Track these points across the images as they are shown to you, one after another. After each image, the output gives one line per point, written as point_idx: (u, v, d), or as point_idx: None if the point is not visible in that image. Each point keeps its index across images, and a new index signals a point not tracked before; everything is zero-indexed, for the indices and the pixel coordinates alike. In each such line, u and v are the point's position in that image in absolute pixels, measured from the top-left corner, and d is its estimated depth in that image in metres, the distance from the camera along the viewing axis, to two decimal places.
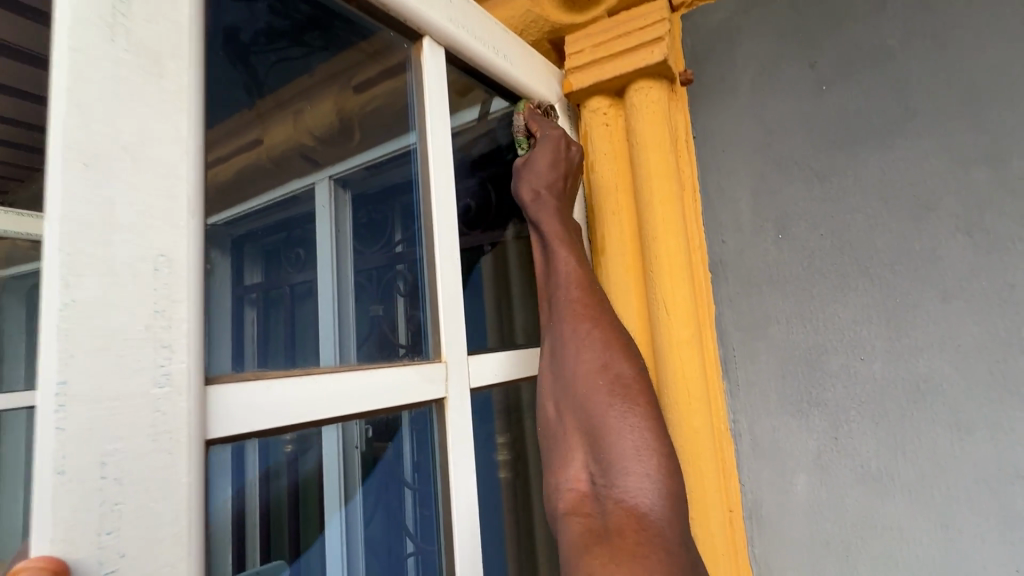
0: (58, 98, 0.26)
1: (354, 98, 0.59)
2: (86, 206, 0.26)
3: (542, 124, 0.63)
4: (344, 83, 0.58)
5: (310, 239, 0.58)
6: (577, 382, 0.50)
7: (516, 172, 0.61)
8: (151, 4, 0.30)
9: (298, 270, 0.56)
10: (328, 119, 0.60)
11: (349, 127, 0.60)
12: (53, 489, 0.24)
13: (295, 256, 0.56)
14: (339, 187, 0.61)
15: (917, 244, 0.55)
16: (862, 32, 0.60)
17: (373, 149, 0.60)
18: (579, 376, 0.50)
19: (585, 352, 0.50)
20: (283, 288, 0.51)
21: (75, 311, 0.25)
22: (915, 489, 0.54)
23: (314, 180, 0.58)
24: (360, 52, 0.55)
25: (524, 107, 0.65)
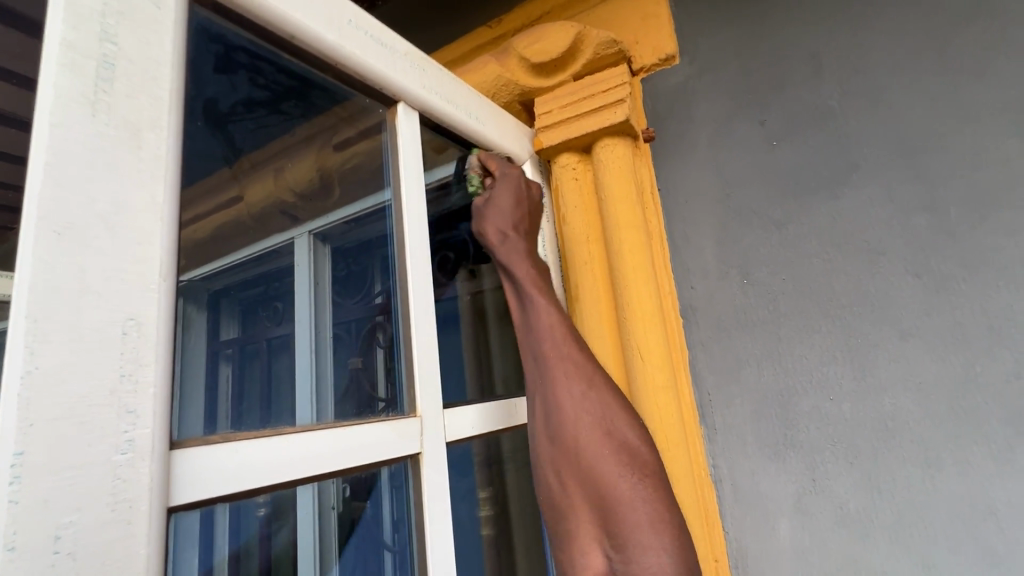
0: (35, 171, 0.27)
1: (334, 156, 0.61)
2: (58, 272, 0.27)
3: (500, 163, 0.67)
4: (324, 142, 0.60)
5: (286, 293, 0.66)
6: (511, 265, 0.60)
7: (476, 210, 0.64)
8: (134, 80, 0.32)
9: (276, 323, 0.65)
10: (309, 175, 0.63)
11: (327, 183, 0.63)
12: (2, 568, 0.23)
13: (274, 309, 0.65)
14: (318, 240, 0.65)
15: (871, 286, 0.58)
16: (804, 94, 0.65)
17: (350, 204, 0.61)
18: (516, 263, 0.60)
19: (542, 307, 0.57)
20: (260, 344, 0.62)
21: (37, 380, 0.25)
22: (895, 530, 0.54)
23: (291, 236, 0.66)
24: (335, 116, 0.57)
25: (479, 151, 0.67)
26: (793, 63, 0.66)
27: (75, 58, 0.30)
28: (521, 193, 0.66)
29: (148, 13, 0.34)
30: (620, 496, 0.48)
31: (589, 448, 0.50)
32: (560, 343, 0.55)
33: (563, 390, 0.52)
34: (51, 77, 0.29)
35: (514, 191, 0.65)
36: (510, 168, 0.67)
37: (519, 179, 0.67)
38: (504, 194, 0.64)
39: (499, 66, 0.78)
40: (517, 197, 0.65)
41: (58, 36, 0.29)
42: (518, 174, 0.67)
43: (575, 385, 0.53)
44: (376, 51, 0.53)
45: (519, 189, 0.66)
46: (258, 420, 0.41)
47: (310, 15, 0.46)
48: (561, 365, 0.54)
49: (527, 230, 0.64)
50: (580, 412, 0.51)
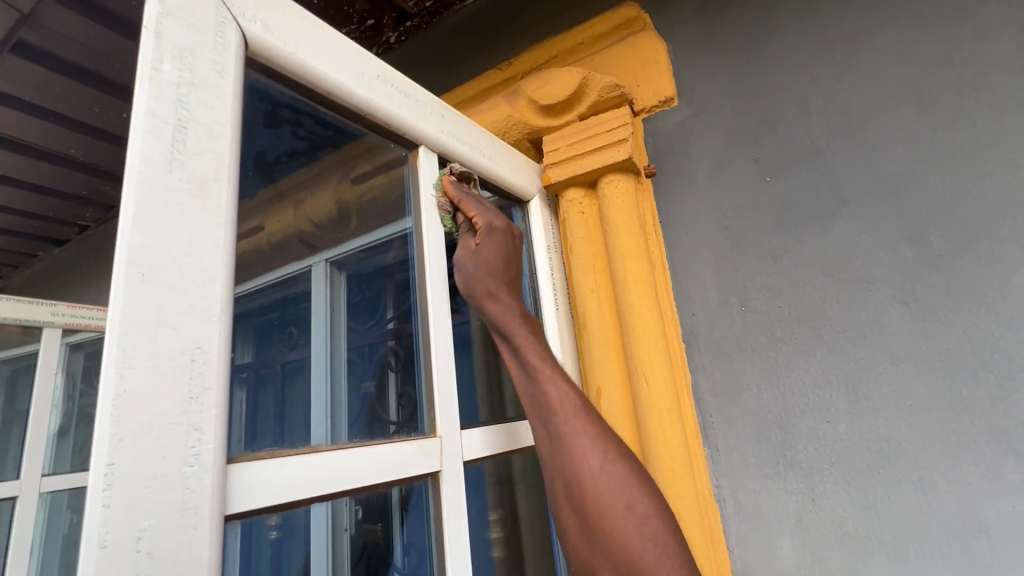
0: (126, 222, 0.32)
1: (354, 188, 0.63)
2: (142, 308, 0.31)
3: (476, 206, 0.62)
4: (344, 175, 0.61)
5: (303, 321, 0.57)
6: (506, 324, 0.57)
7: (456, 263, 0.61)
8: (202, 141, 0.37)
9: (291, 348, 0.53)
10: (328, 207, 0.62)
11: (347, 213, 0.64)
12: (95, 563, 0.26)
13: (289, 334, 0.53)
14: (334, 268, 0.64)
15: (862, 313, 0.62)
16: (794, 134, 0.70)
17: (374, 233, 0.65)
18: (511, 322, 0.57)
19: (551, 377, 0.52)
20: (273, 369, 0.50)
21: (126, 400, 0.29)
22: (893, 548, 0.56)
23: (310, 263, 0.62)
24: (358, 148, 0.60)
25: (443, 179, 0.62)
26: (783, 106, 0.72)
27: (157, 124, 0.35)
28: (509, 248, 0.61)
29: (213, 82, 0.39)
30: (649, 570, 0.44)
31: (612, 524, 0.46)
32: (569, 413, 0.51)
33: (583, 462, 0.48)
34: (139, 141, 0.34)
35: (501, 245, 0.60)
36: (492, 215, 0.61)
37: (508, 227, 0.62)
38: (489, 250, 0.59)
39: (509, 107, 0.84)
40: (505, 254, 0.60)
41: (144, 106, 0.34)
42: (507, 224, 0.62)
43: (595, 454, 0.48)
44: (400, 101, 0.58)
45: (508, 241, 0.61)
46: (275, 440, 0.43)
47: (344, 73, 0.52)
48: (575, 433, 0.50)
49: (512, 286, 0.59)
50: (599, 485, 0.47)
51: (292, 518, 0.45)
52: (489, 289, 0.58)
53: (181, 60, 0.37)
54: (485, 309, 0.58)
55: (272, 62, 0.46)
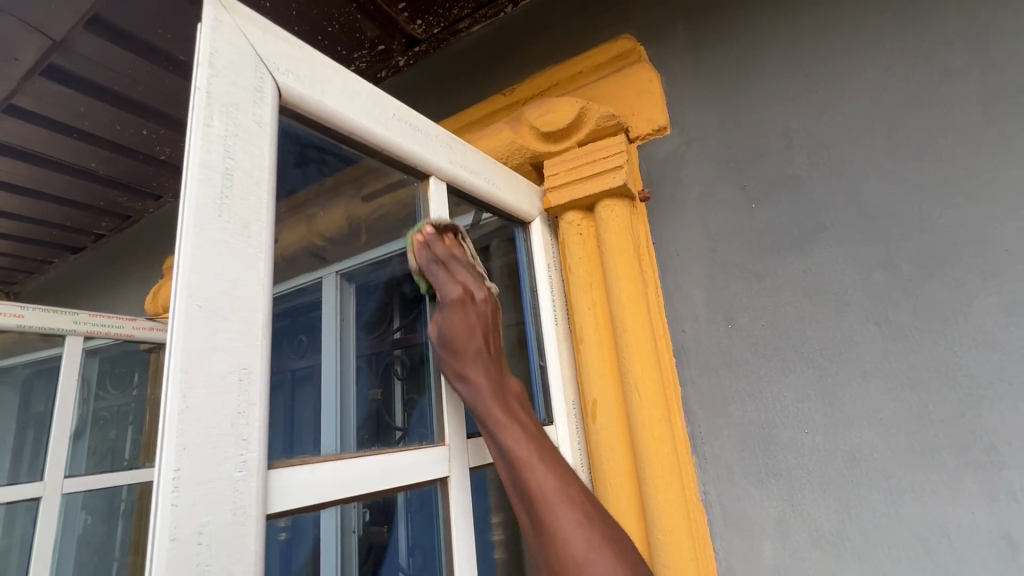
0: (186, 262, 0.37)
1: (363, 206, 0.66)
2: (200, 335, 0.37)
3: (454, 270, 0.62)
4: (356, 193, 0.64)
5: (313, 326, 0.56)
6: (450, 335, 0.59)
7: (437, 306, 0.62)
8: (244, 186, 0.43)
9: (301, 356, 0.53)
10: (338, 222, 0.63)
11: (356, 229, 0.66)
12: (168, 553, 0.32)
13: (299, 342, 0.53)
14: (344, 280, 0.67)
15: (837, 332, 0.67)
16: (778, 164, 0.75)
17: (378, 248, 0.69)
18: (454, 332, 0.59)
19: (482, 380, 0.57)
20: (283, 375, 0.48)
21: (188, 415, 0.35)
22: (863, 550, 0.61)
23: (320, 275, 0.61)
24: (366, 170, 0.62)
25: (415, 238, 0.63)
26: (768, 137, 0.77)
27: (209, 173, 0.40)
28: (471, 317, 0.60)
29: (253, 132, 0.45)
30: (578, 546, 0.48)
31: (542, 507, 0.50)
32: (501, 422, 0.55)
33: (528, 470, 0.52)
34: (194, 190, 0.39)
35: (459, 306, 0.60)
36: (454, 285, 0.61)
37: (464, 296, 0.60)
38: (453, 321, 0.59)
39: (512, 133, 0.89)
40: (468, 325, 0.59)
41: (198, 159, 0.40)
42: (464, 289, 0.61)
43: (523, 454, 0.53)
44: (413, 137, 0.64)
45: (469, 309, 0.60)
46: (283, 449, 0.45)
47: (363, 115, 0.57)
48: (512, 434, 0.54)
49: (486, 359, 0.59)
50: (539, 480, 0.51)
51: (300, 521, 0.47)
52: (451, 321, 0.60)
53: (228, 116, 0.43)
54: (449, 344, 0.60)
55: (301, 109, 0.51)
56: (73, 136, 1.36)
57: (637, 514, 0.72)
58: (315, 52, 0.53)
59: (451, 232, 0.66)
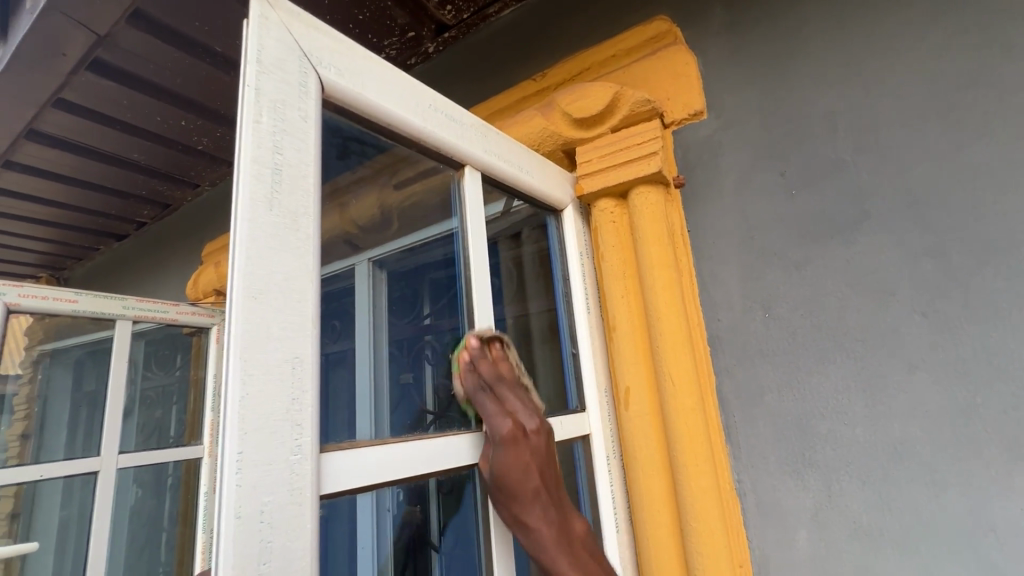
0: (241, 256, 0.39)
1: (395, 194, 0.64)
2: (256, 326, 0.38)
3: (517, 404, 0.60)
4: (387, 181, 0.62)
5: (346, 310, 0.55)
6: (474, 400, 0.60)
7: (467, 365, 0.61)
8: (293, 181, 0.44)
9: (334, 341, 0.52)
10: (371, 212, 0.60)
11: (389, 217, 0.64)
12: (234, 529, 0.34)
13: (332, 328, 0.52)
14: (377, 266, 0.66)
15: (881, 323, 0.65)
16: (821, 148, 0.73)
17: (408, 236, 0.69)
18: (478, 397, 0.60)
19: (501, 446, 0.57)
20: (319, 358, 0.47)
21: (248, 401, 0.36)
22: (904, 544, 0.61)
23: (354, 262, 0.60)
24: (404, 161, 0.63)
25: (461, 356, 0.62)
26: (810, 121, 0.74)
27: (260, 168, 0.42)
28: (529, 458, 0.57)
29: (299, 126, 0.46)
30: None
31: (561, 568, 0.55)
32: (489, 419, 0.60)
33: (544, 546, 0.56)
34: (247, 185, 0.41)
35: (517, 456, 0.57)
36: (504, 419, 0.58)
37: (514, 430, 0.57)
38: (494, 411, 0.59)
39: (544, 119, 0.89)
40: (523, 459, 0.57)
41: (249, 155, 0.41)
42: (515, 424, 0.58)
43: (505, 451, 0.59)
44: (449, 127, 0.64)
45: (525, 449, 0.57)
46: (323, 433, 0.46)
47: (401, 107, 0.58)
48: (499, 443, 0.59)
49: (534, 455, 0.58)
50: (556, 553, 0.55)
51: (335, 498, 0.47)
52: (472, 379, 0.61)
53: (275, 111, 0.44)
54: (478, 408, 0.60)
55: (343, 102, 0.52)
56: (117, 128, 1.41)
57: (668, 501, 0.72)
58: (355, 44, 0.54)
59: (496, 345, 0.63)
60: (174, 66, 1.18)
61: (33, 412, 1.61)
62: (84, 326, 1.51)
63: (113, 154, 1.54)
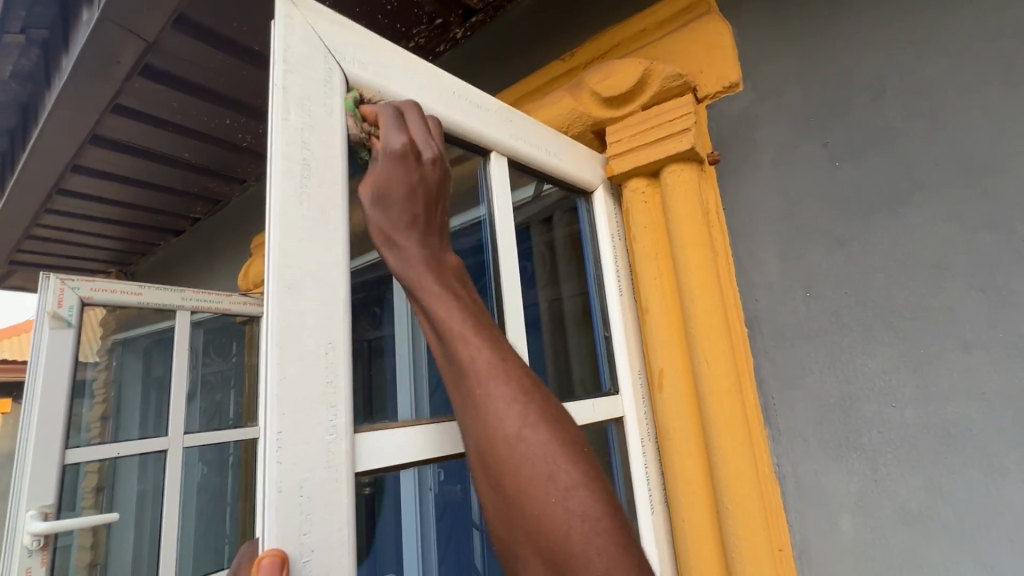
0: (273, 247, 0.41)
1: None
2: (290, 313, 0.40)
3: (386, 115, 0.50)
4: None
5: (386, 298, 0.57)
6: (382, 204, 0.46)
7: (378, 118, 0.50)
8: (321, 175, 0.46)
9: (376, 328, 0.55)
10: None
11: None
12: (276, 503, 0.37)
13: (373, 314, 0.55)
14: None
15: (934, 300, 0.62)
16: (867, 116, 0.68)
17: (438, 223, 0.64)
18: (393, 214, 0.46)
19: (413, 254, 0.44)
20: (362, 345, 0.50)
21: (285, 385, 0.39)
22: (957, 531, 0.58)
23: None
24: None
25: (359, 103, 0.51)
26: (856, 87, 0.70)
27: (290, 164, 0.43)
28: (413, 173, 0.47)
29: (326, 121, 0.47)
30: (561, 533, 0.35)
31: (522, 480, 0.36)
32: (485, 376, 0.39)
33: (491, 409, 0.38)
34: (278, 180, 0.43)
35: (404, 171, 0.47)
36: (397, 135, 0.48)
37: (407, 148, 0.47)
38: (388, 172, 0.46)
39: (573, 101, 0.87)
40: (407, 181, 0.46)
41: (279, 151, 0.43)
42: (409, 196, 0.46)
43: (512, 420, 0.38)
44: (474, 113, 0.64)
45: (411, 164, 0.47)
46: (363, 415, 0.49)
47: (425, 95, 0.58)
48: (513, 404, 0.38)
49: (424, 226, 0.46)
50: (518, 449, 0.37)
51: (382, 475, 0.49)
52: (387, 232, 0.46)
53: (303, 107, 0.45)
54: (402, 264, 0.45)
55: (369, 94, 0.53)
56: (168, 129, 1.49)
57: (705, 484, 0.71)
58: (377, 36, 0.55)
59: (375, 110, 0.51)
60: (215, 66, 1.23)
61: (111, 395, 1.67)
62: (149, 316, 1.62)
63: (166, 154, 1.63)
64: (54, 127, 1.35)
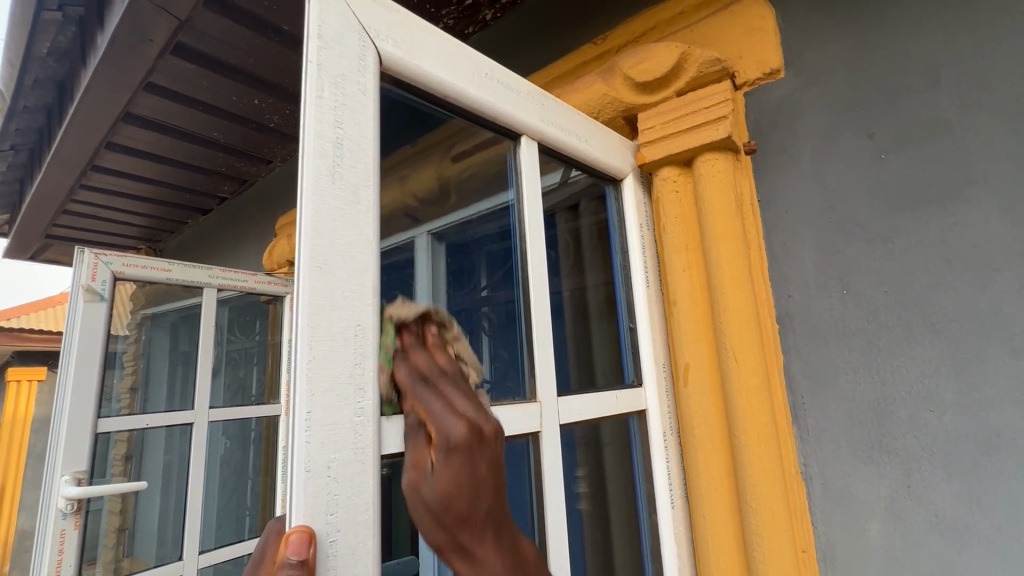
0: (306, 227, 0.41)
1: (453, 165, 0.65)
2: (321, 294, 0.40)
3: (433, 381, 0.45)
4: (445, 153, 0.62)
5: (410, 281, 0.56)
6: (440, 513, 0.41)
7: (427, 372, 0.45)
8: (354, 155, 0.45)
9: None
10: (430, 182, 0.63)
11: (447, 188, 0.66)
12: (305, 481, 0.37)
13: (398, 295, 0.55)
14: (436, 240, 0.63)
15: (982, 302, 0.59)
16: (918, 106, 0.65)
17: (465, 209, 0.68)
18: (449, 510, 0.41)
19: (473, 547, 0.42)
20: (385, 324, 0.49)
21: (316, 365, 0.39)
22: (993, 542, 0.56)
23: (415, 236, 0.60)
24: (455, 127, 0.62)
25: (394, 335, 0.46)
26: (908, 75, 0.66)
27: (323, 143, 0.43)
28: (470, 470, 0.42)
29: (359, 100, 0.47)
30: None
31: None
32: (485, 529, 0.43)
33: (489, 563, 0.42)
34: (311, 160, 0.42)
35: (465, 476, 0.42)
36: (455, 420, 0.43)
37: (470, 435, 0.43)
38: (449, 478, 0.42)
39: (605, 85, 0.85)
40: (468, 485, 0.42)
41: (313, 130, 0.43)
42: (470, 423, 0.44)
43: (500, 562, 0.43)
44: (505, 96, 0.63)
45: (472, 461, 0.43)
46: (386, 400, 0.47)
47: (457, 76, 0.57)
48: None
49: (477, 473, 0.43)
50: (510, 574, 0.43)
51: None
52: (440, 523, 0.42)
53: (336, 86, 0.45)
54: (432, 432, 0.43)
55: (401, 74, 0.52)
56: (198, 108, 1.51)
57: (727, 480, 0.70)
58: (411, 15, 0.54)
59: (433, 325, 0.49)
60: (246, 45, 1.23)
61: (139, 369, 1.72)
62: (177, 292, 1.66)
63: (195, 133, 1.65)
64: (89, 104, 1.37)
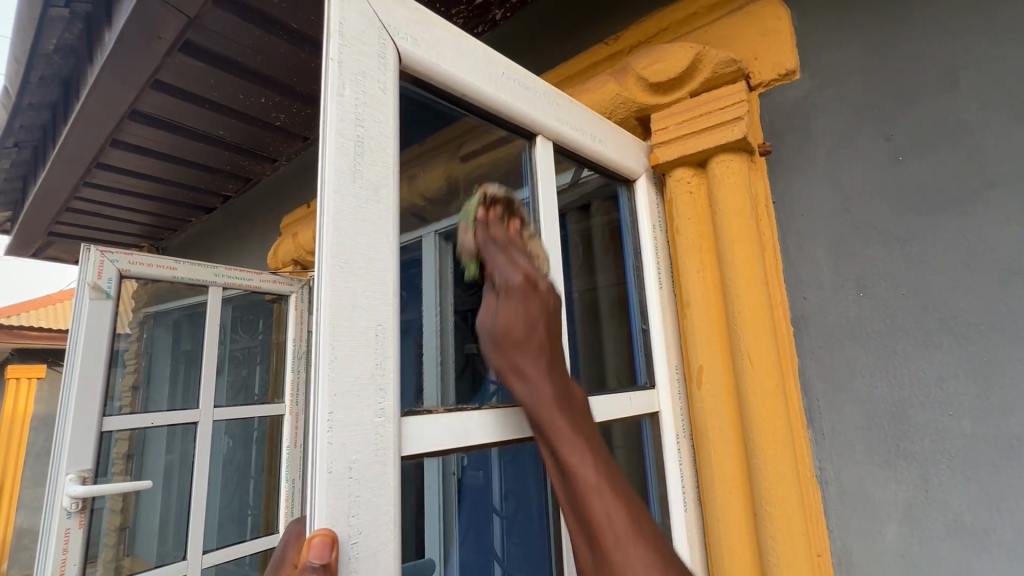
0: (327, 225, 0.40)
1: (461, 165, 0.63)
2: (342, 294, 0.40)
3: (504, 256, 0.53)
4: (454, 151, 0.60)
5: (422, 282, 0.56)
6: (537, 410, 0.47)
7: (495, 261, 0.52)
8: (374, 153, 0.45)
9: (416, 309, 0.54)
10: (439, 182, 0.60)
11: (455, 187, 0.63)
12: (326, 483, 0.36)
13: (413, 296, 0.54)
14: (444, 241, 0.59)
15: (1002, 306, 0.58)
16: (937, 108, 0.65)
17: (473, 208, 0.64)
18: (543, 406, 0.46)
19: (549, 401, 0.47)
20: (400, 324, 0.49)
21: (337, 365, 0.38)
22: (1013, 548, 0.55)
23: (422, 236, 0.55)
24: (469, 126, 0.61)
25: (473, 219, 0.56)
26: (927, 76, 0.66)
27: (344, 141, 0.42)
28: (557, 389, 0.48)
29: (379, 98, 0.46)
30: None
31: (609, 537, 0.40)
32: (590, 469, 0.43)
33: (582, 472, 0.43)
34: (332, 157, 0.42)
35: (530, 317, 0.49)
36: (540, 380, 0.48)
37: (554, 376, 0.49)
38: (537, 380, 0.47)
39: (618, 85, 0.84)
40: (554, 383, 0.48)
41: (335, 127, 0.42)
42: (551, 369, 0.48)
43: (591, 474, 0.43)
44: (522, 95, 0.62)
45: (557, 391, 0.48)
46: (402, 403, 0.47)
47: (475, 75, 0.57)
48: (601, 492, 0.42)
49: (549, 358, 0.49)
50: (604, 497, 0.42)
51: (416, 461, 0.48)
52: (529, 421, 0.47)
53: (357, 83, 0.44)
54: (514, 374, 0.48)
55: (420, 73, 0.52)
56: (205, 106, 1.50)
57: (741, 483, 0.70)
58: (430, 13, 0.53)
59: (518, 219, 0.58)
60: (254, 43, 1.23)
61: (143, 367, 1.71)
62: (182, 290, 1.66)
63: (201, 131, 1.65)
64: (96, 101, 1.37)
